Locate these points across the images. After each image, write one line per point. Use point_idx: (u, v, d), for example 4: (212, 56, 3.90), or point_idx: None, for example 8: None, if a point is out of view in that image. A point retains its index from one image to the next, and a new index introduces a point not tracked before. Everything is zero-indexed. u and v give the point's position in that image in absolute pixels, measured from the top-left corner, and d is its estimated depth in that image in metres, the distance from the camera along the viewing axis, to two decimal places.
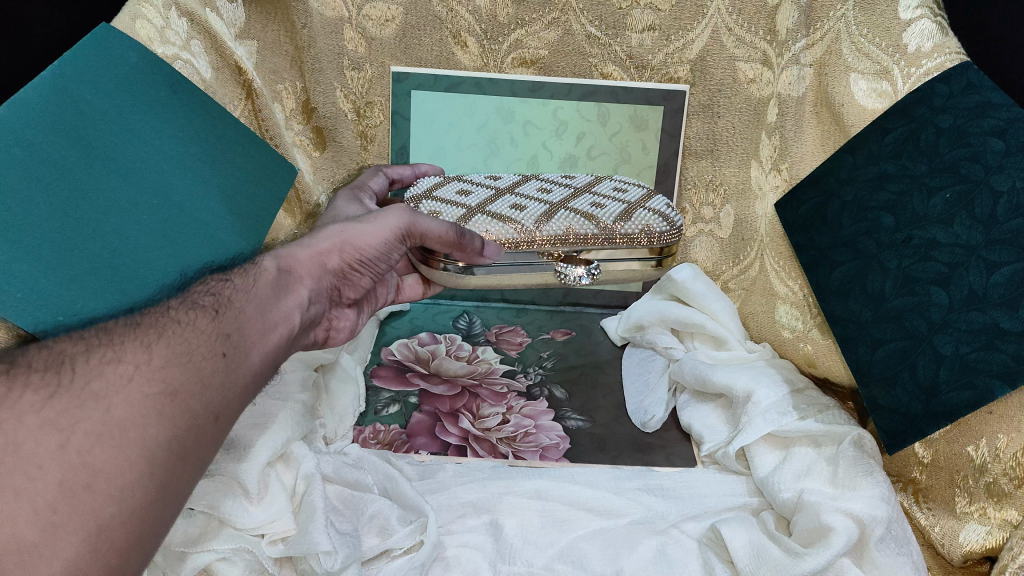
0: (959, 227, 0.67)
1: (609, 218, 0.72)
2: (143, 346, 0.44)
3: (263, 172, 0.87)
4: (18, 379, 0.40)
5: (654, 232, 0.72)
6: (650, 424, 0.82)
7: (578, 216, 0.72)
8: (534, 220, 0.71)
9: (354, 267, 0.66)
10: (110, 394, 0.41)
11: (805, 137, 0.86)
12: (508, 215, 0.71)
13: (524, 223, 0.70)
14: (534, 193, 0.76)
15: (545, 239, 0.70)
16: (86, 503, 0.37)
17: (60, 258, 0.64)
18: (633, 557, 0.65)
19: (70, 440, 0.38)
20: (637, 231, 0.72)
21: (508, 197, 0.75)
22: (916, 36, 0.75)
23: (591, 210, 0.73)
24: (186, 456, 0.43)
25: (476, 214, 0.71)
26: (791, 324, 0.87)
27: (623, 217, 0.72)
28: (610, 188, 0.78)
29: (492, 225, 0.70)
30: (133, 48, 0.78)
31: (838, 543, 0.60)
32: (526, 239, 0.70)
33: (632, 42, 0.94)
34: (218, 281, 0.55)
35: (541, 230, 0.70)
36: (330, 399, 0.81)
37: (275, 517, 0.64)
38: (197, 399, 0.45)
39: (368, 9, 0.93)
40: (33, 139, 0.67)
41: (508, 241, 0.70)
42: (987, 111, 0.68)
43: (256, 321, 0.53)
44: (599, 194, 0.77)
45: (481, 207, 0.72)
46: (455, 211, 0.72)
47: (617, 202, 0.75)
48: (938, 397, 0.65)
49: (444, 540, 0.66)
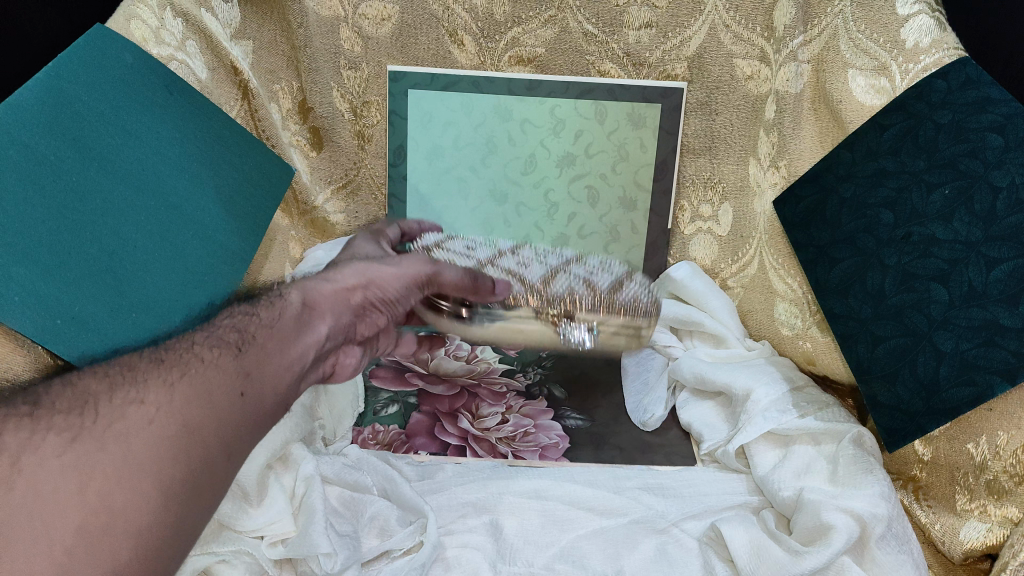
0: (958, 224, 0.67)
1: (604, 289, 0.70)
2: (166, 386, 0.45)
3: (257, 173, 0.86)
4: (41, 422, 0.40)
5: (642, 302, 0.69)
6: (650, 422, 0.82)
7: (578, 280, 0.70)
8: (538, 280, 0.70)
9: (374, 307, 0.64)
10: (132, 435, 0.41)
11: (803, 134, 0.86)
12: (512, 275, 0.71)
13: (529, 281, 0.69)
14: (532, 258, 0.76)
15: (547, 296, 0.68)
16: (98, 548, 0.37)
17: (58, 261, 0.62)
18: (633, 557, 0.65)
19: (88, 483, 0.38)
20: (630, 298, 0.69)
21: (509, 258, 0.75)
22: (915, 32, 0.75)
23: (589, 282, 0.70)
24: (202, 496, 0.43)
25: (488, 267, 0.72)
26: (790, 321, 0.86)
27: (615, 287, 0.70)
28: (596, 263, 0.76)
29: (494, 275, 0.69)
30: (128, 49, 0.74)
31: (839, 541, 0.60)
32: (529, 293, 0.68)
33: (629, 40, 0.94)
34: (244, 314, 0.56)
35: (543, 290, 0.68)
36: (330, 399, 0.79)
37: (275, 519, 0.64)
38: (216, 438, 0.45)
39: (364, 8, 0.92)
40: (32, 143, 0.64)
41: (516, 297, 0.68)
42: (986, 107, 0.68)
43: (280, 366, 0.53)
44: (590, 266, 0.75)
45: (490, 263, 0.73)
46: (465, 263, 0.72)
47: (607, 275, 0.73)
48: (938, 394, 0.65)
49: (444, 540, 0.66)
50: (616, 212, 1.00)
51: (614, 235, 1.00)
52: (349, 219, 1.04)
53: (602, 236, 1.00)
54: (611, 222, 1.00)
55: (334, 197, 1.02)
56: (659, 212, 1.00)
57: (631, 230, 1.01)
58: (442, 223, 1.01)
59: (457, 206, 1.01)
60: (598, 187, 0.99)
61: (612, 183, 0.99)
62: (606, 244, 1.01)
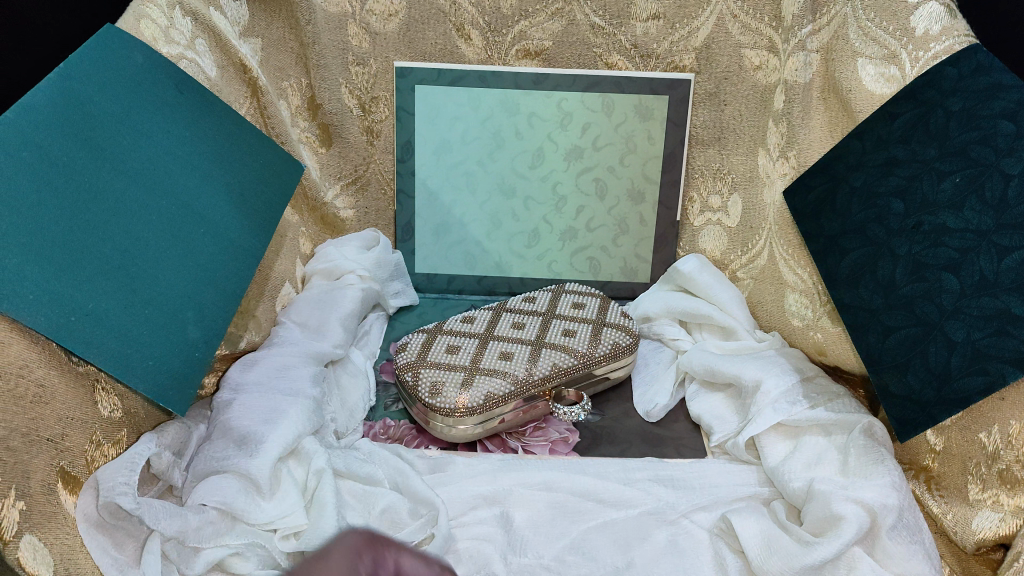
0: (969, 212, 0.67)
1: (582, 344, 0.83)
2: None
3: (269, 171, 0.86)
4: None
5: (621, 346, 0.84)
6: (654, 413, 0.83)
7: (559, 351, 0.82)
8: (525, 366, 0.80)
9: None
10: None
11: (812, 124, 0.86)
12: (503, 367, 0.80)
13: (518, 372, 0.79)
14: (510, 330, 0.86)
15: (538, 379, 0.79)
16: None
17: (71, 258, 0.61)
18: (644, 548, 0.65)
19: None
20: (608, 351, 0.83)
21: (493, 345, 0.83)
22: (924, 19, 0.73)
23: (567, 341, 0.84)
24: None
25: (489, 341, 0.84)
26: (800, 312, 0.86)
27: (594, 340, 0.84)
28: (569, 305, 0.90)
29: (488, 383, 0.78)
30: (139, 48, 0.74)
31: (849, 532, 0.60)
32: (522, 386, 0.78)
33: (636, 31, 0.94)
34: None
35: (534, 372, 0.80)
36: (342, 395, 0.82)
37: (287, 513, 0.64)
38: None
39: (371, 4, 0.94)
40: (45, 142, 0.62)
41: (508, 391, 0.78)
42: (997, 93, 0.67)
43: None
44: (565, 317, 0.88)
45: (490, 334, 0.85)
46: (471, 342, 0.84)
47: (585, 325, 0.86)
48: (950, 382, 0.64)
49: (456, 532, 0.67)
50: (624, 204, 1.00)
51: (622, 228, 1.01)
52: (359, 214, 1.04)
53: (611, 229, 1.01)
54: (619, 215, 1.01)
55: (343, 193, 1.02)
56: (666, 204, 1.00)
57: (640, 223, 1.01)
58: (451, 217, 1.02)
59: (466, 200, 1.01)
60: (606, 180, 1.00)
61: (619, 176, 1.00)
62: (615, 236, 1.01)
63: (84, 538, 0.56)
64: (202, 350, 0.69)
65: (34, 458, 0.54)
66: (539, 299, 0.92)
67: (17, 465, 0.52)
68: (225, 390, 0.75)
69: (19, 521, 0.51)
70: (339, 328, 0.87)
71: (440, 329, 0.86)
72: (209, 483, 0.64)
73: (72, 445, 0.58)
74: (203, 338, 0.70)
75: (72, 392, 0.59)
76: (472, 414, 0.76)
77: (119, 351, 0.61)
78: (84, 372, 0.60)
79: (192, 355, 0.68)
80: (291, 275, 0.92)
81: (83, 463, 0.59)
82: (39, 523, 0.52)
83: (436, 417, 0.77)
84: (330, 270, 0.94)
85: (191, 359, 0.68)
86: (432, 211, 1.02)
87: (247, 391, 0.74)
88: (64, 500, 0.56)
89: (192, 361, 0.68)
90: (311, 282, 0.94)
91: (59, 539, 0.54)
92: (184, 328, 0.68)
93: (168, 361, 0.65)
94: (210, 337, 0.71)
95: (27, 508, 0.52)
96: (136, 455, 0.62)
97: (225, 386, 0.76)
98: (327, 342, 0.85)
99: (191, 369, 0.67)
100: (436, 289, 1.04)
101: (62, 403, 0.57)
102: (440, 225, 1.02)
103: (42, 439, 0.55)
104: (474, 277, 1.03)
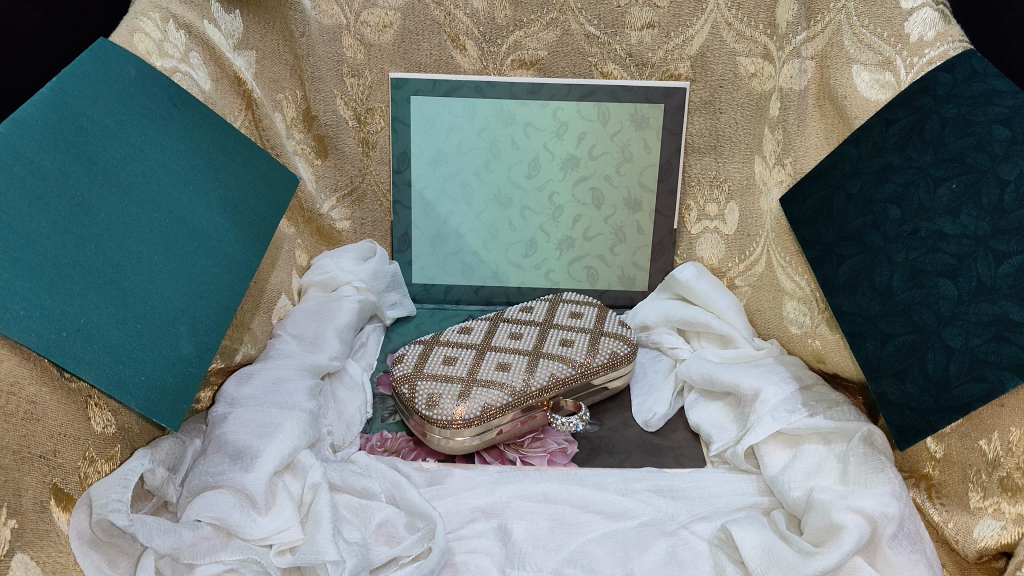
0: (966, 218, 0.66)
1: (580, 353, 0.83)
2: None
3: (263, 181, 0.85)
4: None
5: (619, 355, 0.84)
6: (653, 422, 0.82)
7: (556, 361, 0.82)
8: (522, 377, 0.79)
9: None
10: None
11: (809, 130, 0.85)
12: (500, 378, 0.79)
13: (516, 382, 0.79)
14: (508, 341, 0.85)
15: (535, 390, 0.79)
16: None
17: (61, 273, 0.60)
18: (644, 559, 0.65)
19: None
20: (606, 359, 0.83)
21: (490, 355, 0.83)
22: (919, 25, 0.73)
23: (565, 351, 0.83)
24: None
25: (486, 352, 0.84)
26: (799, 319, 0.85)
27: (591, 350, 0.83)
28: (567, 314, 0.90)
29: (485, 395, 0.77)
30: (131, 63, 0.74)
31: (850, 542, 0.59)
32: (520, 397, 0.78)
33: (632, 40, 0.95)
34: None
35: (530, 382, 0.79)
36: (339, 407, 0.81)
37: (283, 527, 0.63)
38: None
39: (365, 16, 0.95)
40: (37, 157, 0.62)
41: (505, 403, 0.77)
42: (992, 99, 0.67)
43: None
44: (563, 327, 0.87)
45: (487, 344, 0.85)
46: (468, 353, 0.83)
47: (582, 334, 0.86)
48: (950, 390, 0.64)
49: (453, 546, 0.66)
50: (621, 213, 1.00)
51: (620, 236, 1.01)
52: (355, 226, 1.04)
53: (608, 238, 1.01)
54: (616, 223, 1.01)
55: (341, 204, 1.02)
56: (664, 212, 1.00)
57: (637, 231, 1.01)
58: (448, 227, 1.01)
59: (462, 211, 1.01)
60: (603, 189, 1.00)
61: (616, 184, 0.99)
62: (612, 245, 1.01)
63: (78, 556, 0.55)
64: (196, 363, 0.69)
65: (26, 475, 0.53)
66: (536, 309, 0.91)
67: (8, 483, 0.52)
68: (221, 404, 0.75)
69: (12, 539, 0.50)
70: (336, 340, 0.86)
71: (437, 340, 0.86)
72: (204, 498, 0.64)
73: (65, 462, 0.57)
74: (197, 352, 0.69)
75: (63, 408, 0.58)
76: (469, 426, 0.76)
77: (111, 366, 0.61)
78: (76, 389, 0.60)
79: (187, 369, 0.67)
80: (288, 287, 0.92)
81: (77, 479, 0.58)
82: (33, 541, 0.52)
83: (434, 429, 0.76)
84: (326, 282, 0.94)
85: (186, 372, 0.67)
86: (429, 221, 1.02)
87: (243, 405, 0.74)
88: (58, 517, 0.55)
89: (186, 375, 0.67)
90: (307, 294, 0.94)
91: (52, 556, 0.53)
92: (178, 341, 0.68)
93: (162, 375, 0.65)
94: (203, 351, 0.70)
95: (20, 526, 0.51)
96: (129, 471, 0.61)
97: (222, 399, 0.76)
98: (323, 355, 0.84)
99: (185, 384, 0.67)
100: (434, 299, 1.04)
101: (53, 419, 0.57)
102: (436, 235, 1.02)
103: (33, 457, 0.54)
104: (472, 287, 1.03)
